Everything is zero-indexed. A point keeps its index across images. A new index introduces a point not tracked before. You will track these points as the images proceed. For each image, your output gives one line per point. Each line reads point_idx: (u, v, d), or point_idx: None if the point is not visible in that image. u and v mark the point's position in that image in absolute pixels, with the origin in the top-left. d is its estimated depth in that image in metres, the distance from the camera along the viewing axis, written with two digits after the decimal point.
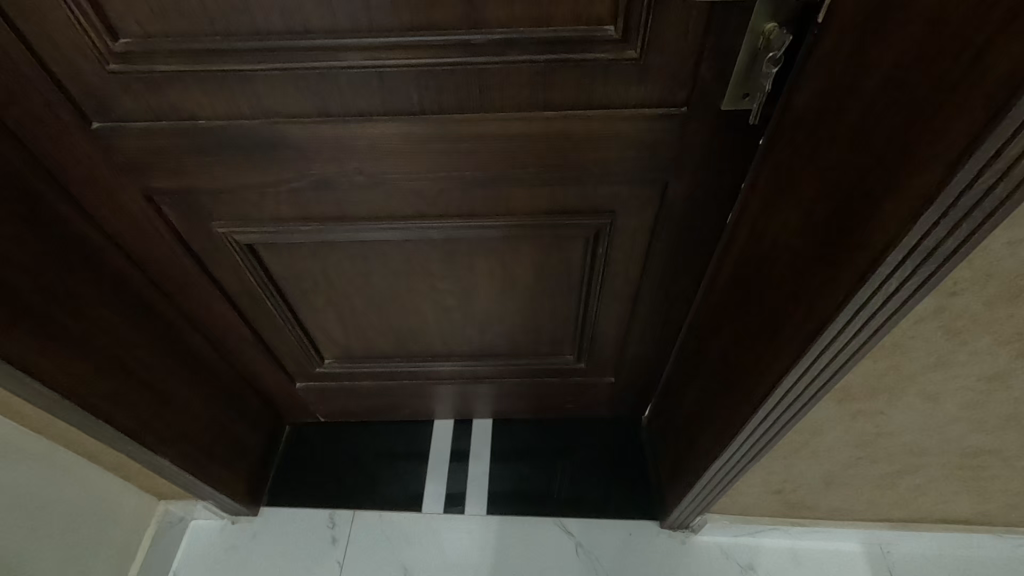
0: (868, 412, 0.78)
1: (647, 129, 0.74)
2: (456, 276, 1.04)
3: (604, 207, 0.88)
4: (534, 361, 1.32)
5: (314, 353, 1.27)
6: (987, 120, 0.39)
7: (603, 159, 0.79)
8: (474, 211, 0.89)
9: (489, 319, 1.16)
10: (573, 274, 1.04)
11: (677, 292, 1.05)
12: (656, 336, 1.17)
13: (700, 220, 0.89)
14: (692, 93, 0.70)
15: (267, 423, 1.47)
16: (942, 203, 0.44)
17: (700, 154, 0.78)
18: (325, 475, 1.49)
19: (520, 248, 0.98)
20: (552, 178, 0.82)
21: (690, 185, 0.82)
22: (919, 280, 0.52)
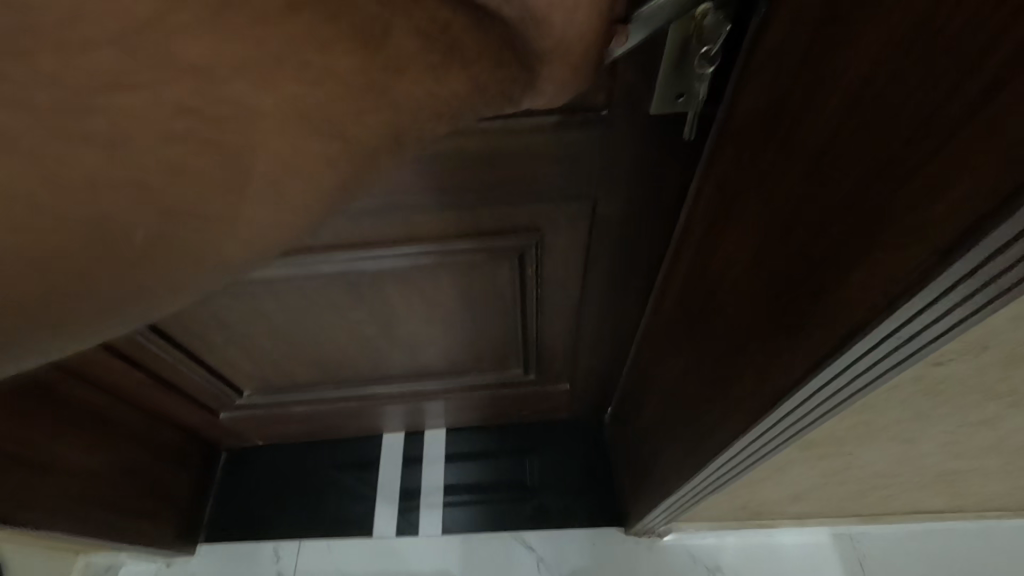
0: (837, 454, 0.68)
1: (565, 140, 0.59)
2: (370, 305, 0.89)
3: (528, 225, 0.73)
4: (479, 376, 1.19)
5: (229, 388, 1.12)
6: (1000, 201, 0.26)
7: (517, 175, 0.64)
8: (372, 240, 0.73)
9: (419, 343, 1.03)
10: (506, 293, 0.90)
11: (627, 305, 0.92)
12: (610, 345, 1.05)
13: (641, 235, 0.75)
14: (618, 97, 0.54)
15: (196, 458, 1.33)
16: (930, 292, 0.31)
17: (633, 164, 0.63)
18: (266, 506, 1.38)
19: (437, 273, 0.83)
20: (458, 200, 0.67)
21: (626, 199, 0.68)
22: (894, 362, 0.40)
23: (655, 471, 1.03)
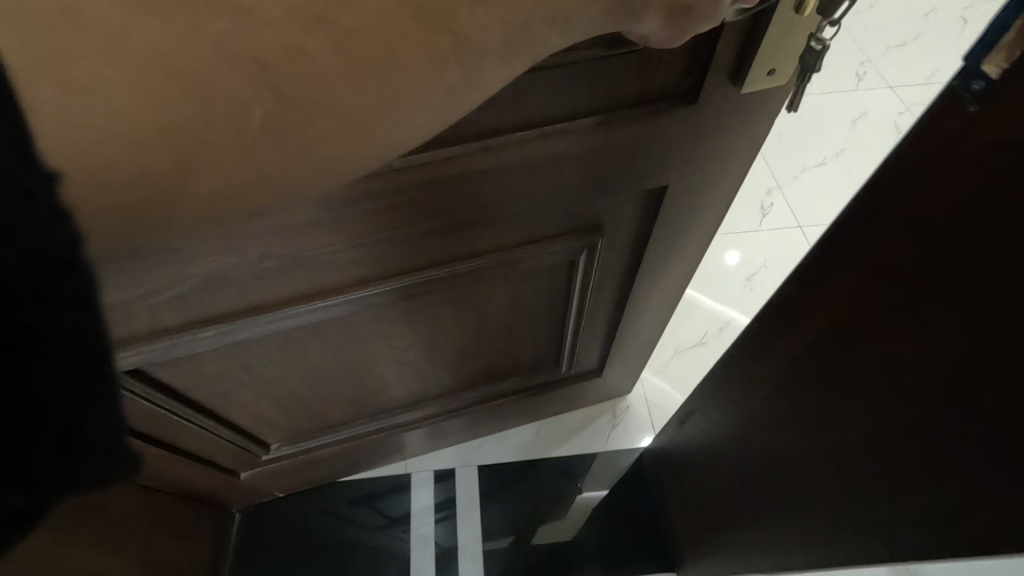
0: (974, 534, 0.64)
1: (645, 130, 0.56)
2: (415, 328, 0.84)
3: (586, 226, 0.71)
4: (517, 382, 1.15)
5: (254, 445, 1.02)
6: None
7: (589, 174, 0.61)
8: (426, 260, 0.68)
9: (457, 361, 0.98)
10: (552, 296, 0.87)
11: (665, 290, 0.93)
12: (642, 331, 1.06)
13: (696, 215, 0.75)
14: (706, 80, 0.53)
15: (211, 527, 1.20)
16: None
17: (703, 148, 0.62)
18: (295, 560, 1.28)
19: (484, 289, 0.79)
20: (525, 206, 0.63)
21: (689, 184, 0.68)
22: None
23: (687, 458, 1.03)
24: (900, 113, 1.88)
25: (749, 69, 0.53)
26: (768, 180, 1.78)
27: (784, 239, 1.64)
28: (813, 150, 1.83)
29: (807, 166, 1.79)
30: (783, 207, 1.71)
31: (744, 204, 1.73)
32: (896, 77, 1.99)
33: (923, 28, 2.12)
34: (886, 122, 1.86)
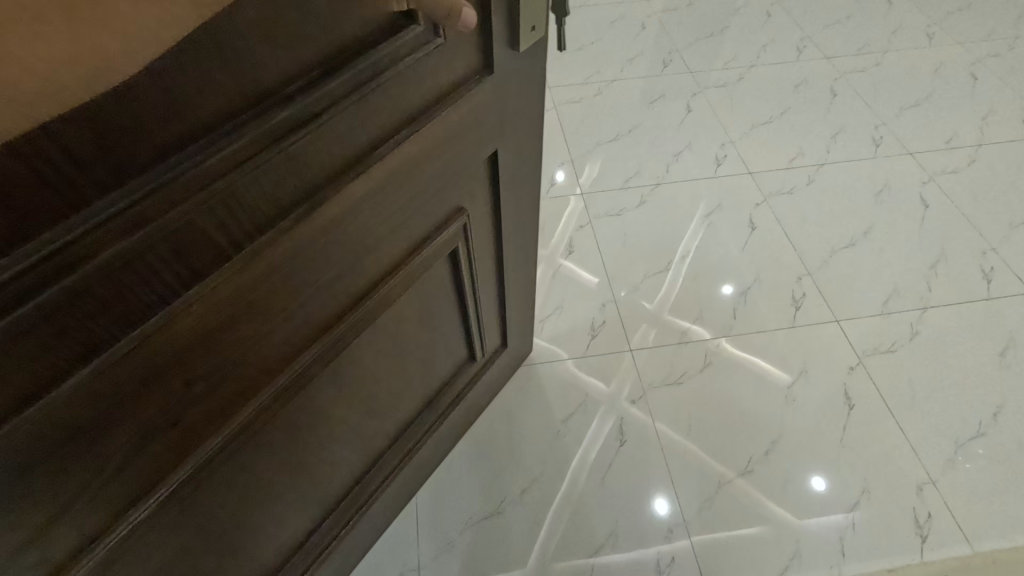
0: None
1: (472, 107, 0.62)
2: (344, 393, 0.73)
3: (449, 212, 0.72)
4: (447, 397, 1.03)
5: None
6: None
7: (438, 165, 0.63)
8: (333, 312, 0.62)
9: (389, 399, 0.85)
10: (447, 291, 0.84)
11: (526, 243, 0.96)
12: (525, 288, 1.05)
13: (527, 164, 0.82)
14: (494, 50, 0.60)
15: None
16: None
17: (513, 105, 0.70)
18: None
19: (393, 317, 0.74)
20: (403, 212, 0.63)
21: (513, 144, 0.75)
22: None
23: None
24: (925, 183, 1.48)
25: (519, 27, 0.61)
26: (796, 263, 1.36)
27: (813, 340, 1.24)
28: (843, 223, 1.42)
29: (837, 245, 1.38)
30: (817, 297, 1.30)
31: (769, 293, 1.32)
32: (916, 141, 1.57)
33: (935, 86, 1.69)
34: (910, 192, 1.47)
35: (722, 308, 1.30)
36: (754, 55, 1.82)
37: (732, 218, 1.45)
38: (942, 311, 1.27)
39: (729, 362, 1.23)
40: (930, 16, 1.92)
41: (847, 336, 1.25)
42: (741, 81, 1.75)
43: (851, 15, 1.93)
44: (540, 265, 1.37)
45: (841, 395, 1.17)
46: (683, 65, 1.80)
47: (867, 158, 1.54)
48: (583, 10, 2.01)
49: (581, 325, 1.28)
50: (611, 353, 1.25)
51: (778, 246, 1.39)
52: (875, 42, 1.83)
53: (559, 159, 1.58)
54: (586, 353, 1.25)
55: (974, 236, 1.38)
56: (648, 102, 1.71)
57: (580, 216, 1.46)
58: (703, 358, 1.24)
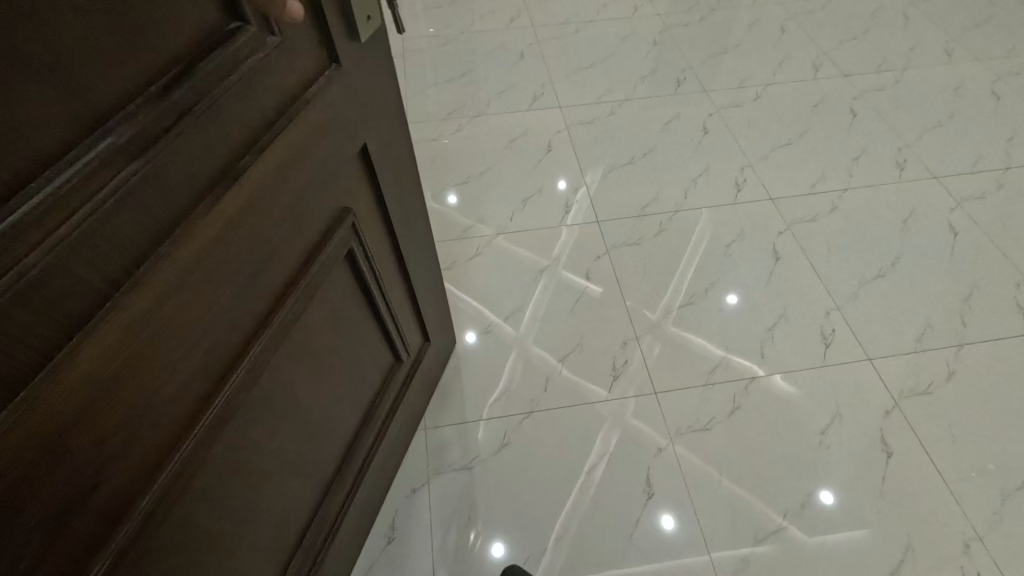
0: None
1: (331, 101, 0.59)
2: (280, 416, 0.69)
3: (334, 213, 0.68)
4: (386, 408, 1.00)
5: None
6: None
7: (313, 167, 0.60)
8: (240, 340, 0.57)
9: (325, 417, 0.81)
10: (357, 295, 0.80)
11: (420, 229, 0.93)
12: (430, 277, 1.03)
13: (402, 154, 0.80)
14: (334, 41, 0.57)
15: None
16: None
17: (373, 96, 0.67)
18: None
19: (306, 334, 0.70)
20: (288, 222, 0.59)
21: (381, 137, 0.72)
22: None
23: None
24: (953, 210, 1.45)
25: (351, 16, 0.58)
26: (824, 296, 1.32)
27: (855, 377, 1.20)
28: (871, 254, 1.39)
29: (864, 278, 1.35)
30: (847, 334, 1.26)
31: (800, 328, 1.28)
32: (942, 164, 1.54)
33: (956, 106, 1.67)
34: (937, 220, 1.44)
35: (750, 344, 1.26)
36: (769, 74, 1.80)
37: (755, 249, 1.41)
38: (981, 348, 1.22)
39: (760, 403, 1.18)
40: (949, 31, 1.89)
41: (881, 375, 1.20)
42: (758, 101, 1.73)
43: (868, 31, 1.91)
44: (545, 276, 1.36)
45: (878, 439, 1.12)
46: (698, 84, 1.78)
47: (890, 184, 1.51)
48: (595, 26, 2.00)
49: (602, 367, 1.24)
50: (637, 395, 1.20)
51: (804, 280, 1.35)
52: (893, 60, 1.81)
53: (568, 173, 1.58)
54: (611, 397, 1.20)
55: (1007, 266, 1.34)
56: (663, 125, 1.68)
57: (597, 247, 1.43)
58: (732, 399, 1.19)
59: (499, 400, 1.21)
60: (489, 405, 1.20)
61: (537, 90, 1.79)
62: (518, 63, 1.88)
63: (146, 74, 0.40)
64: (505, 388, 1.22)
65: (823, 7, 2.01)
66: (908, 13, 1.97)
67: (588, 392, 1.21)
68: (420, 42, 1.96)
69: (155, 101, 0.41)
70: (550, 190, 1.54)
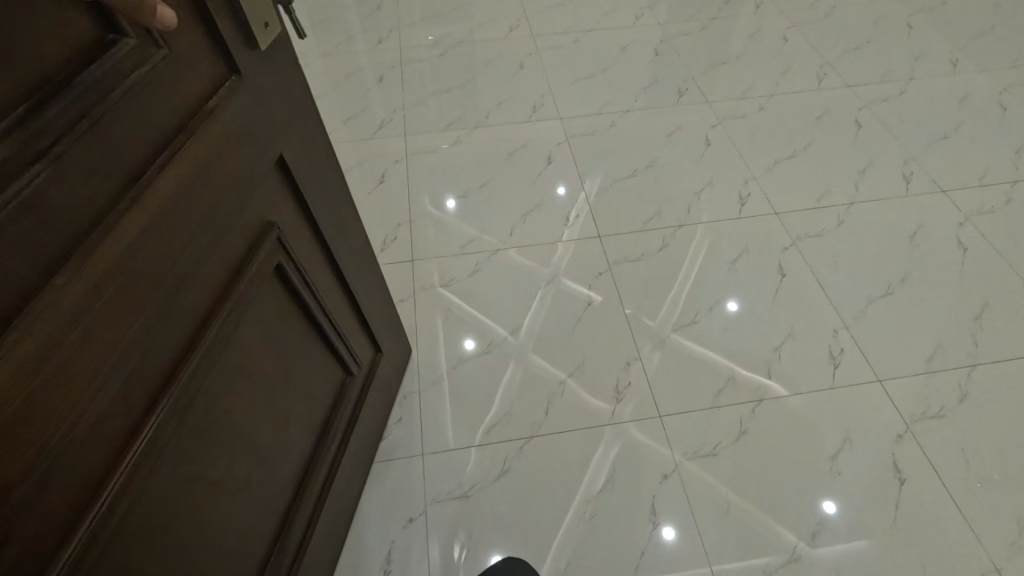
0: None
1: (236, 111, 0.58)
2: (223, 434, 0.67)
3: (256, 229, 0.66)
4: (341, 422, 0.98)
5: None
6: None
7: (226, 182, 0.58)
8: (163, 368, 0.54)
9: (272, 439, 0.78)
10: (292, 308, 0.78)
11: (352, 239, 0.93)
12: (372, 287, 1.03)
13: (321, 162, 0.79)
14: (232, 52, 0.56)
15: None
16: None
17: (281, 106, 0.66)
18: None
19: (239, 355, 0.67)
20: (206, 240, 0.57)
21: (295, 146, 0.71)
22: None
23: None
24: (961, 225, 1.44)
25: (247, 27, 0.57)
26: (832, 315, 1.30)
27: (865, 402, 1.18)
28: (879, 271, 1.37)
29: (873, 296, 1.33)
30: (857, 354, 1.24)
31: (808, 348, 1.26)
32: (949, 178, 1.53)
33: (962, 118, 1.66)
34: (945, 236, 1.42)
35: (756, 362, 1.24)
36: (772, 84, 1.80)
37: (760, 265, 1.39)
38: (993, 368, 1.21)
39: (769, 427, 1.16)
40: (953, 41, 1.88)
41: (892, 398, 1.18)
42: (761, 112, 1.72)
43: (871, 41, 1.91)
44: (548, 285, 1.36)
45: (890, 466, 1.10)
46: (701, 95, 1.77)
47: (897, 198, 1.50)
48: (594, 35, 1.99)
49: (605, 388, 1.21)
50: (642, 419, 1.17)
51: (811, 298, 1.33)
52: (897, 70, 1.80)
53: (568, 179, 1.58)
54: (614, 421, 1.17)
55: (1017, 283, 1.33)
56: (665, 136, 1.67)
57: (599, 264, 1.41)
58: (739, 423, 1.16)
59: (499, 424, 1.17)
60: (489, 429, 1.16)
61: (537, 100, 1.79)
62: (518, 72, 1.87)
63: (14, 90, 0.38)
64: (506, 412, 1.19)
65: (826, 16, 2.01)
66: (911, 22, 1.96)
67: (591, 415, 1.18)
68: (418, 50, 1.95)
69: (31, 120, 0.39)
70: (550, 204, 1.53)
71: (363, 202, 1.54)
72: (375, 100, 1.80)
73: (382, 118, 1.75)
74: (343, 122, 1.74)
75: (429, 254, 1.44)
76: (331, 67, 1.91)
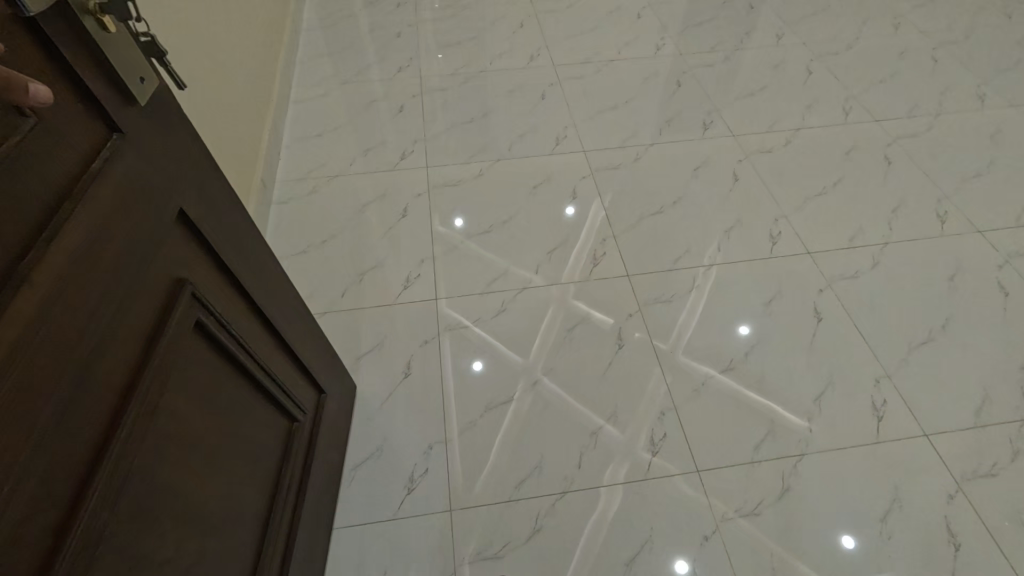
0: None
1: (127, 170, 0.55)
2: (168, 507, 0.63)
3: (170, 288, 0.63)
4: (294, 474, 0.94)
5: None
6: None
7: (123, 248, 0.55)
8: (88, 453, 0.51)
9: (223, 503, 0.75)
10: (223, 363, 0.75)
11: (276, 280, 0.89)
12: (303, 328, 0.99)
13: (230, 209, 0.75)
14: (108, 110, 0.53)
15: None
16: None
17: (174, 157, 0.63)
18: None
19: (172, 423, 0.64)
20: (110, 311, 0.53)
21: (197, 196, 0.67)
22: None
23: None
24: (1000, 267, 1.42)
25: (120, 83, 0.54)
26: (872, 362, 1.28)
27: (913, 456, 1.15)
28: (919, 317, 1.35)
29: (913, 342, 1.31)
30: (900, 406, 1.22)
31: (849, 397, 1.23)
32: (984, 218, 1.51)
33: (994, 154, 1.65)
34: (985, 279, 1.40)
35: (795, 409, 1.22)
36: (798, 118, 1.80)
37: (796, 309, 1.37)
38: None
39: (813, 484, 1.12)
40: (981, 75, 1.88)
41: (942, 454, 1.15)
42: (788, 146, 1.72)
43: (896, 74, 1.91)
44: (554, 306, 1.38)
45: (944, 529, 1.07)
46: (725, 128, 1.77)
47: (933, 239, 1.48)
48: (617, 65, 2.00)
49: (640, 439, 1.18)
50: (680, 474, 1.14)
51: (847, 345, 1.31)
52: (925, 105, 1.80)
53: (570, 198, 1.61)
54: (650, 475, 1.14)
55: None
56: (691, 171, 1.67)
57: (628, 303, 1.39)
58: (781, 479, 1.13)
59: (529, 478, 1.14)
60: (519, 484, 1.14)
61: (560, 132, 1.79)
62: (540, 103, 1.88)
63: None
64: (536, 464, 1.16)
65: (848, 48, 2.01)
66: (936, 55, 1.97)
67: (624, 469, 1.15)
68: (436, 80, 1.96)
69: None
70: (576, 241, 1.52)
71: (381, 237, 1.54)
72: (395, 129, 1.81)
73: (403, 149, 1.75)
74: (363, 152, 1.74)
75: (455, 292, 1.42)
76: (352, 96, 1.92)
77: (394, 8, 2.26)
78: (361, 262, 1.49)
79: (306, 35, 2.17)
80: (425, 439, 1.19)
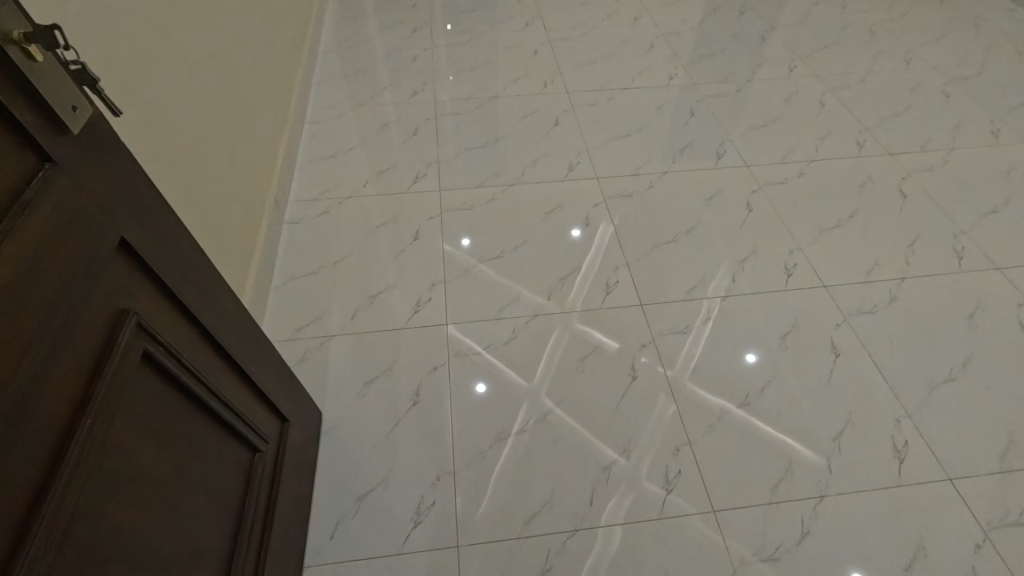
0: None
1: (63, 200, 0.54)
2: (119, 545, 0.62)
3: (113, 320, 0.62)
4: (257, 506, 0.92)
5: None
6: None
7: (59, 280, 0.54)
8: (25, 495, 0.50)
9: (181, 538, 0.73)
10: (173, 394, 0.73)
11: (231, 306, 0.87)
12: (261, 355, 0.97)
13: (177, 237, 0.73)
14: (37, 138, 0.51)
15: None
16: None
17: (114, 184, 0.62)
18: None
19: (120, 458, 0.62)
20: (46, 347, 0.52)
21: (139, 225, 0.66)
22: None
23: None
24: (1020, 305, 1.40)
25: (48, 110, 0.52)
26: (891, 402, 1.26)
27: (937, 501, 1.12)
28: (937, 354, 1.33)
29: (933, 381, 1.29)
30: (920, 447, 1.19)
31: (870, 437, 1.21)
32: (1002, 254, 1.50)
33: (1010, 191, 1.65)
34: (1004, 317, 1.38)
35: (818, 446, 1.20)
36: (811, 149, 1.81)
37: (811, 343, 1.36)
38: None
39: (832, 528, 1.09)
40: (993, 111, 1.90)
41: (966, 500, 1.12)
42: (800, 178, 1.73)
43: (909, 108, 1.92)
44: (561, 331, 1.38)
45: None
46: (738, 158, 1.78)
47: (951, 275, 1.47)
48: (629, 93, 2.03)
49: (654, 475, 1.16)
50: (698, 514, 1.11)
51: (865, 382, 1.29)
52: (937, 139, 1.81)
53: (580, 223, 1.62)
54: (667, 514, 1.11)
55: None
56: (705, 201, 1.67)
57: (642, 333, 1.38)
58: (800, 523, 1.10)
59: (539, 514, 1.12)
60: (530, 521, 1.11)
61: (572, 158, 1.80)
62: (553, 129, 1.90)
63: None
64: (547, 500, 1.14)
65: (860, 81, 2.03)
66: (947, 90, 1.99)
67: (634, 507, 1.12)
68: (449, 105, 1.99)
69: None
70: (585, 268, 1.51)
71: (388, 261, 1.53)
72: (407, 153, 1.83)
73: (415, 173, 1.76)
74: (376, 175, 1.76)
75: (465, 318, 1.41)
76: (366, 118, 1.95)
77: (410, 33, 2.31)
78: (365, 286, 1.48)
79: (322, 57, 2.21)
80: (431, 472, 1.17)
